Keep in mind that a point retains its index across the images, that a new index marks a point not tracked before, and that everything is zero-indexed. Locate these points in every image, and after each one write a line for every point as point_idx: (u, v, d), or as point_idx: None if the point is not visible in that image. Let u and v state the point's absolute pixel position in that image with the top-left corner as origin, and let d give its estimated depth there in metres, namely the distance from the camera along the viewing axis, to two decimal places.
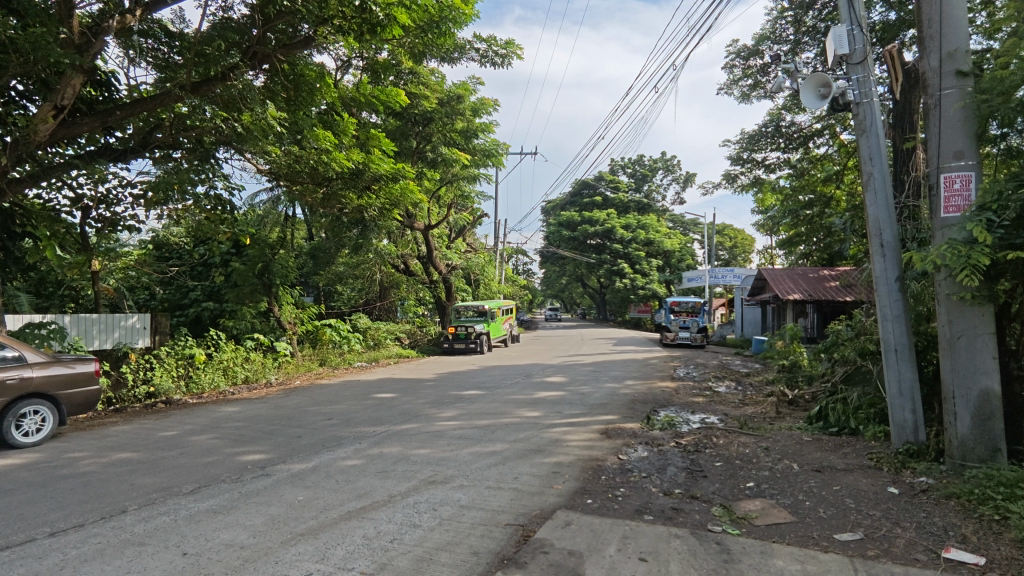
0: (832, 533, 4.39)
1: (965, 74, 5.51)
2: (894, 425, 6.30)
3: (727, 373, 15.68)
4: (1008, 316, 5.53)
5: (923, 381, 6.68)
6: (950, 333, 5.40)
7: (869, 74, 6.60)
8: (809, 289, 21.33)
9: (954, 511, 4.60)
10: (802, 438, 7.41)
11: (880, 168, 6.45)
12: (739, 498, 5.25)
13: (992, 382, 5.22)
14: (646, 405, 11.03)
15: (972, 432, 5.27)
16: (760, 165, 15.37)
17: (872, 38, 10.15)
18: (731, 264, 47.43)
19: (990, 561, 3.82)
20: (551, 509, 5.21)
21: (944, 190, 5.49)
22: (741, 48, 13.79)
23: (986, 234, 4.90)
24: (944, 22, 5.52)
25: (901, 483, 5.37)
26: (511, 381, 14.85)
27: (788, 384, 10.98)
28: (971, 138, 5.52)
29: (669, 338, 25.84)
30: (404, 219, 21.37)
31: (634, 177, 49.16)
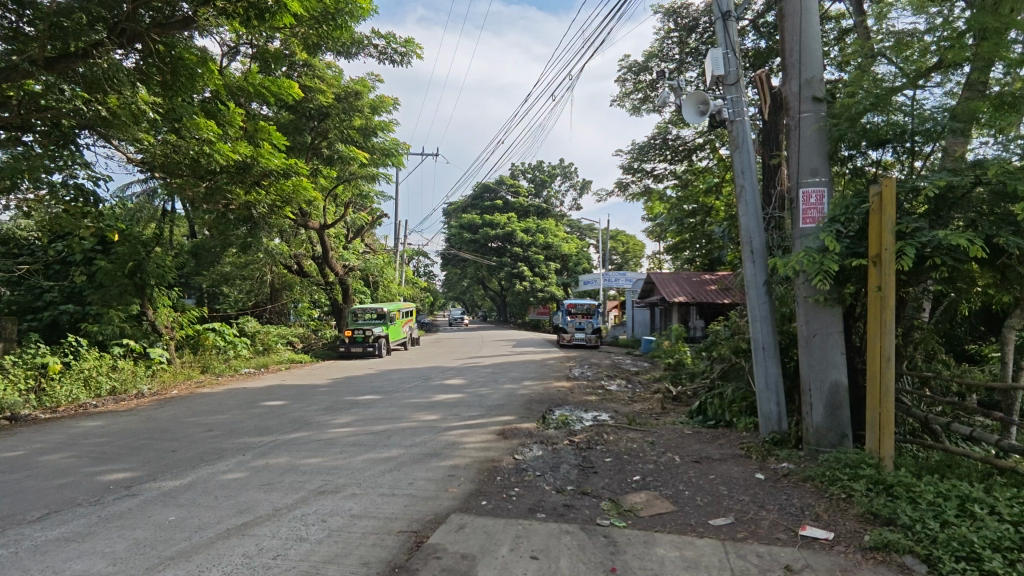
0: (707, 519, 4.72)
1: (820, 100, 6.19)
2: (762, 417, 6.90)
3: (618, 372, 16.45)
4: (853, 316, 6.25)
5: (786, 376, 7.37)
6: (807, 332, 6.01)
7: (741, 95, 7.21)
8: (691, 292, 22.91)
9: (809, 492, 5.11)
10: (684, 432, 7.91)
11: (751, 182, 7.04)
12: (626, 491, 5.49)
13: (840, 375, 5.89)
14: (543, 405, 11.27)
15: (825, 420, 5.90)
16: (649, 175, 16.27)
17: (745, 63, 11.07)
18: (624, 268, 49.91)
19: (838, 535, 4.27)
20: (445, 513, 5.16)
21: (803, 204, 6.14)
22: (632, 63, 14.54)
23: (836, 243, 5.49)
24: (802, 52, 6.17)
25: (766, 469, 5.89)
26: (409, 384, 14.59)
27: (672, 381, 11.69)
28: (825, 157, 6.18)
29: (566, 339, 26.65)
30: (298, 217, 20.33)
31: (534, 182, 50.21)
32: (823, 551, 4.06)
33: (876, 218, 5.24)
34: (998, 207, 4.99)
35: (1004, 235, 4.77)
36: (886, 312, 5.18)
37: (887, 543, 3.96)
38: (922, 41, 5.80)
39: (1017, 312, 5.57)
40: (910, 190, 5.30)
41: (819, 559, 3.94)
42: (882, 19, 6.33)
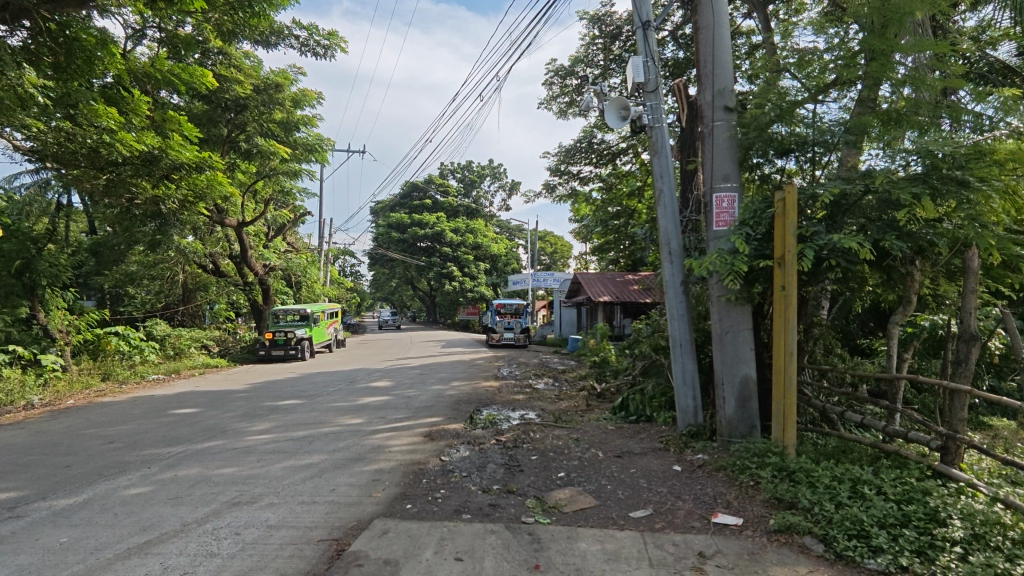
0: (628, 512, 4.88)
1: (731, 110, 6.59)
2: (680, 411, 7.22)
3: (546, 371, 16.70)
4: (762, 314, 6.66)
5: (702, 371, 7.74)
6: (720, 329, 6.35)
7: (660, 102, 7.49)
8: (615, 292, 23.62)
9: (721, 481, 5.39)
10: (607, 428, 8.13)
11: (668, 186, 7.34)
12: (551, 488, 5.58)
13: (749, 369, 6.26)
14: (471, 405, 11.24)
15: (736, 412, 6.25)
16: (575, 178, 16.62)
17: (665, 72, 11.53)
18: (552, 269, 50.71)
19: (746, 521, 4.53)
20: (368, 519, 5.04)
21: (716, 207, 6.50)
22: (558, 67, 14.79)
23: (745, 245, 5.83)
24: (715, 64, 6.54)
25: (683, 461, 6.16)
26: (333, 387, 14.14)
27: (597, 378, 11.99)
28: (735, 164, 6.58)
29: (495, 339, 26.76)
30: (213, 214, 19.22)
31: (463, 182, 49.85)
32: (733, 536, 4.29)
33: (780, 222, 5.61)
34: (885, 213, 5.45)
35: (888, 239, 5.22)
36: (789, 309, 5.56)
37: (789, 525, 4.24)
38: (822, 60, 6.18)
39: (900, 309, 6.12)
40: (809, 196, 5.71)
41: (729, 544, 4.16)
42: (787, 36, 6.77)
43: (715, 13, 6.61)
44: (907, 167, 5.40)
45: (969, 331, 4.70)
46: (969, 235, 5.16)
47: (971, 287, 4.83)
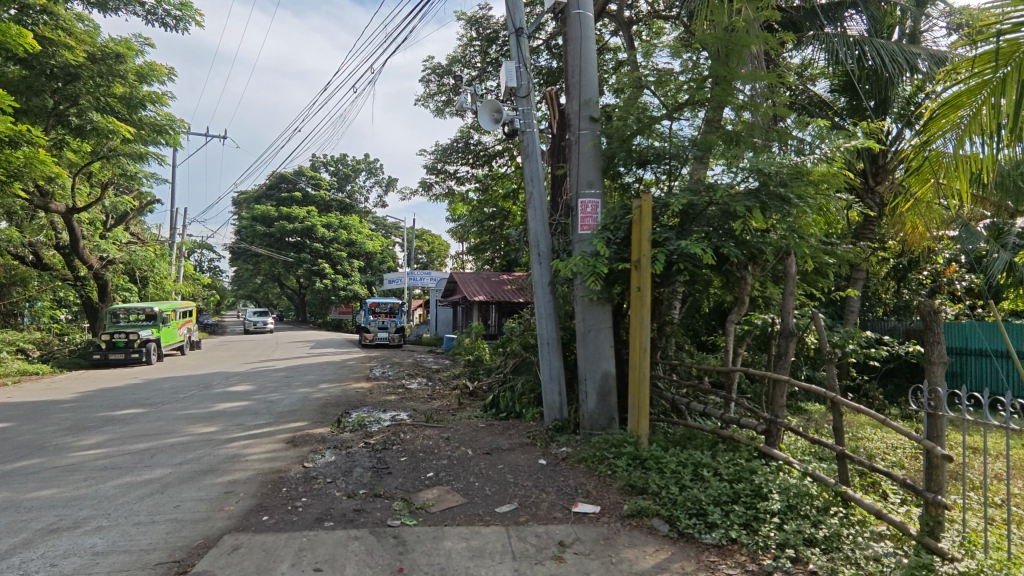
0: (493, 507, 4.97)
1: (596, 120, 7.00)
2: (546, 406, 7.50)
3: (419, 370, 16.53)
4: (621, 313, 7.11)
5: (567, 368, 8.11)
6: (583, 328, 6.71)
7: (531, 108, 7.74)
8: (490, 291, 23.96)
9: (582, 471, 5.68)
10: (477, 426, 8.23)
11: (538, 189, 7.58)
12: (419, 489, 5.52)
13: (608, 365, 6.68)
14: (339, 408, 10.79)
15: (597, 406, 6.64)
16: (451, 177, 16.62)
17: (539, 79, 11.91)
18: (429, 267, 50.37)
19: (603, 508, 4.81)
20: (217, 536, 4.64)
21: (581, 212, 6.85)
22: (436, 65, 14.71)
23: (605, 248, 6.21)
24: (582, 75, 6.93)
25: (548, 454, 6.42)
26: (184, 394, 12.87)
27: (470, 377, 12.11)
28: (599, 172, 7.00)
29: (368, 339, 25.98)
30: (34, 197, 16.62)
31: (336, 176, 47.67)
32: (591, 524, 4.54)
33: (636, 228, 6.04)
34: (726, 223, 6.08)
35: (727, 246, 5.83)
36: (643, 309, 6.00)
37: (640, 509, 4.57)
38: (677, 81, 6.72)
39: (735, 309, 6.85)
40: (662, 205, 6.21)
41: (586, 532, 4.39)
42: (648, 57, 7.27)
43: (582, 27, 7.00)
44: (744, 183, 6.07)
45: (788, 328, 5.38)
46: (789, 245, 5.92)
47: (791, 290, 5.54)
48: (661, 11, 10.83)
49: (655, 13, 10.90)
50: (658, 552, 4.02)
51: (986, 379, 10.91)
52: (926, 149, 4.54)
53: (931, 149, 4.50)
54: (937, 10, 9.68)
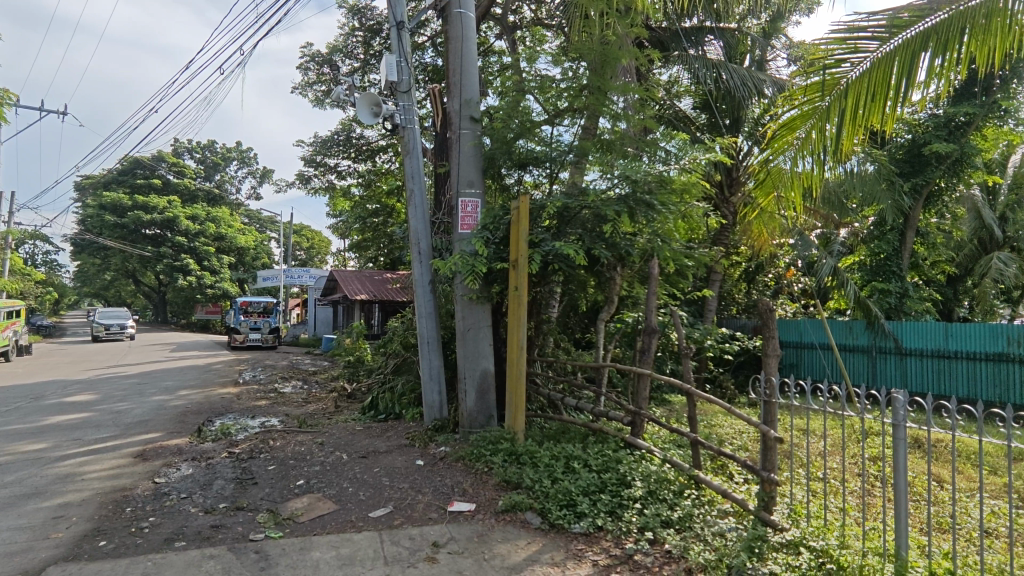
0: (367, 512, 4.84)
1: (477, 120, 7.07)
2: (426, 406, 7.42)
3: (295, 373, 15.62)
4: (500, 311, 7.23)
5: (448, 367, 8.09)
6: (463, 327, 6.75)
7: (412, 104, 7.64)
8: (373, 290, 23.22)
9: (460, 469, 5.70)
10: (354, 429, 7.96)
11: (419, 187, 7.49)
12: (287, 499, 5.22)
13: (487, 363, 6.77)
14: (200, 416, 9.90)
15: (476, 404, 6.71)
16: (331, 171, 15.89)
17: (424, 76, 11.74)
18: (308, 265, 47.83)
19: (478, 505, 4.86)
20: (39, 568, 4.05)
21: (461, 211, 6.87)
22: (315, 52, 14.00)
23: (484, 247, 6.27)
24: (463, 74, 6.98)
25: (426, 455, 6.35)
26: (7, 407, 11.11)
27: (349, 379, 11.66)
28: (480, 171, 7.07)
29: (238, 340, 24.11)
30: None
31: (203, 163, 43.72)
32: (466, 522, 4.56)
33: (514, 229, 6.18)
34: (597, 226, 6.38)
35: (598, 248, 6.14)
36: (520, 308, 6.14)
37: (514, 504, 4.67)
38: (557, 88, 6.89)
39: (606, 308, 7.25)
40: (539, 207, 6.41)
41: (461, 530, 4.41)
42: (530, 62, 7.42)
43: (464, 27, 7.05)
44: (614, 189, 6.43)
45: (651, 325, 5.79)
46: (653, 248, 6.36)
47: (653, 290, 5.95)
48: (544, 19, 11.16)
49: (537, 21, 11.19)
50: (530, 544, 4.13)
51: (816, 369, 12.45)
52: (771, 165, 4.97)
53: (773, 164, 4.94)
54: (779, 42, 10.88)
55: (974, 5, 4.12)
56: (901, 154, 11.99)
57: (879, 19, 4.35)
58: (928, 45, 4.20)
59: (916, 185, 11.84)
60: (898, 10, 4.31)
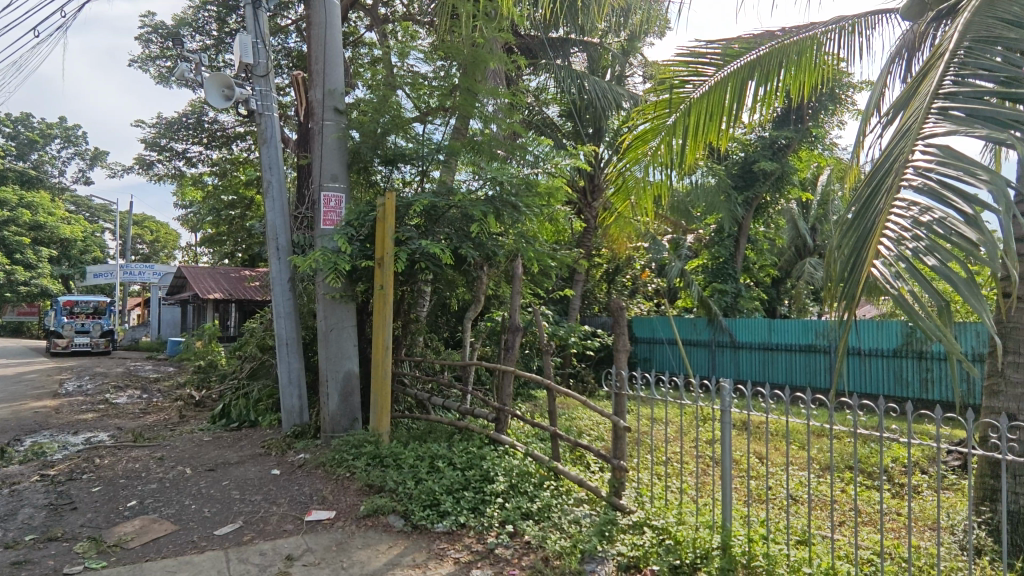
0: (212, 531, 4.44)
1: (341, 112, 6.83)
2: (285, 412, 7.00)
3: (132, 381, 13.90)
4: (366, 311, 7.02)
5: (309, 370, 7.69)
6: (325, 327, 6.49)
7: (270, 89, 7.15)
8: (228, 288, 21.35)
9: (319, 477, 5.43)
10: (201, 440, 7.28)
11: (277, 178, 7.05)
12: (115, 523, 4.63)
13: (352, 364, 6.56)
14: (4, 435, 8.43)
15: (339, 407, 6.44)
16: (178, 157, 14.38)
17: (289, 61, 11.06)
18: (152, 260, 42.80)
19: (338, 513, 4.66)
20: None
21: (324, 206, 6.62)
22: (158, 24, 12.58)
23: (347, 244, 6.04)
24: (327, 63, 6.72)
25: (283, 464, 5.98)
26: None
27: (198, 385, 10.63)
28: (344, 165, 6.84)
29: (59, 346, 20.88)
30: None
31: (15, 140, 37.40)
32: (325, 531, 4.37)
33: (380, 226, 6.03)
34: (465, 225, 6.41)
35: (464, 247, 6.18)
36: (386, 307, 6.01)
37: (376, 508, 4.54)
38: (428, 86, 6.83)
39: (474, 307, 7.32)
40: (406, 204, 6.31)
41: (318, 540, 4.21)
42: (401, 57, 7.28)
43: (328, 13, 6.78)
44: (481, 190, 6.52)
45: (515, 323, 5.94)
46: (518, 249, 6.54)
47: (518, 289, 6.13)
48: (415, 15, 11.00)
49: (408, 16, 11.01)
50: (392, 548, 4.06)
51: (666, 363, 13.64)
52: (626, 173, 5.37)
53: (629, 173, 5.35)
54: (636, 60, 11.72)
55: (789, 42, 4.70)
56: (736, 169, 13.49)
57: (715, 47, 4.83)
58: (753, 75, 4.74)
59: (748, 198, 13.42)
60: (730, 41, 4.80)
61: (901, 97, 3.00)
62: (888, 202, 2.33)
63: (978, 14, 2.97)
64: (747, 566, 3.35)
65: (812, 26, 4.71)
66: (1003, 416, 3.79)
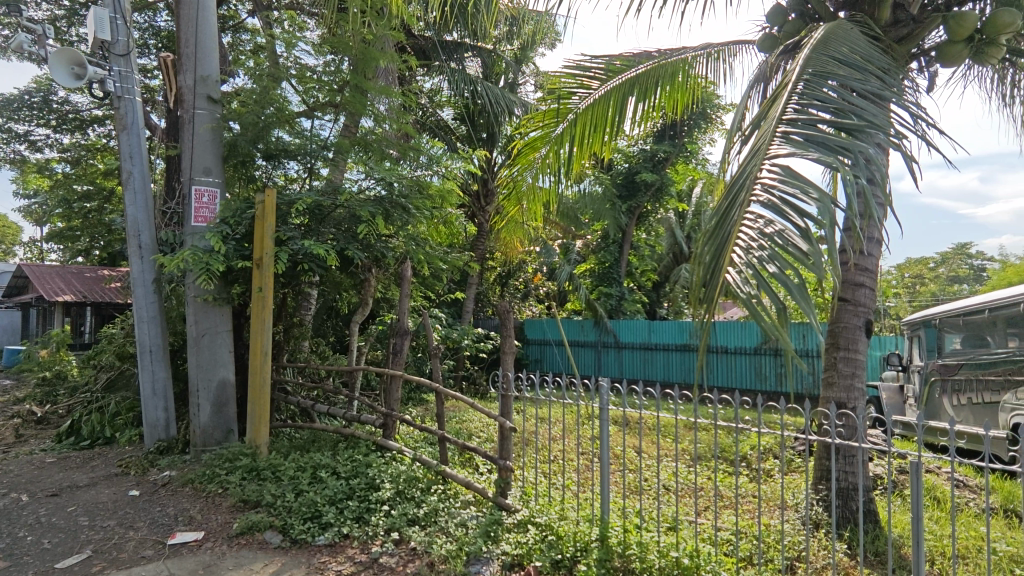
0: (53, 564, 3.94)
1: (215, 101, 6.38)
2: (148, 426, 6.38)
3: None
4: (243, 314, 6.59)
5: (177, 379, 7.06)
6: (195, 332, 6.01)
7: (131, 70, 6.47)
8: (82, 289, 19.07)
9: (187, 495, 5.00)
10: (43, 462, 6.43)
11: (140, 169, 6.42)
12: None
13: (227, 372, 6.12)
14: None
15: (211, 419, 5.99)
16: (19, 139, 12.61)
17: (158, 42, 10.12)
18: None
19: (207, 533, 4.32)
20: None
21: (194, 201, 6.16)
22: None
23: (221, 243, 5.62)
24: (199, 48, 6.26)
25: (143, 483, 5.44)
26: None
27: (41, 400, 9.38)
28: (218, 158, 6.40)
29: None
30: None
31: None
32: (190, 554, 4.02)
33: (258, 225, 5.67)
34: (352, 226, 6.20)
35: (351, 249, 5.97)
36: (265, 310, 5.66)
37: (251, 525, 4.26)
38: (316, 79, 6.52)
39: (361, 310, 7.10)
40: (289, 202, 5.99)
41: (182, 564, 3.87)
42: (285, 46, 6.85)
43: None
44: (370, 190, 6.35)
45: (403, 326, 5.84)
46: (408, 251, 6.43)
47: (406, 292, 6.03)
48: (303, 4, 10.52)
49: (296, 5, 10.50)
50: (267, 566, 3.82)
51: (555, 364, 14.10)
52: (517, 179, 5.47)
53: (519, 178, 5.45)
54: (528, 69, 11.99)
55: (665, 62, 5.02)
56: (621, 179, 14.29)
57: (599, 62, 5.08)
58: (633, 91, 5.04)
59: (631, 206, 14.33)
60: (612, 58, 5.06)
61: (757, 117, 3.31)
62: (741, 213, 2.58)
63: (816, 51, 3.36)
64: (622, 555, 3.54)
65: (682, 50, 5.06)
66: (834, 405, 4.32)
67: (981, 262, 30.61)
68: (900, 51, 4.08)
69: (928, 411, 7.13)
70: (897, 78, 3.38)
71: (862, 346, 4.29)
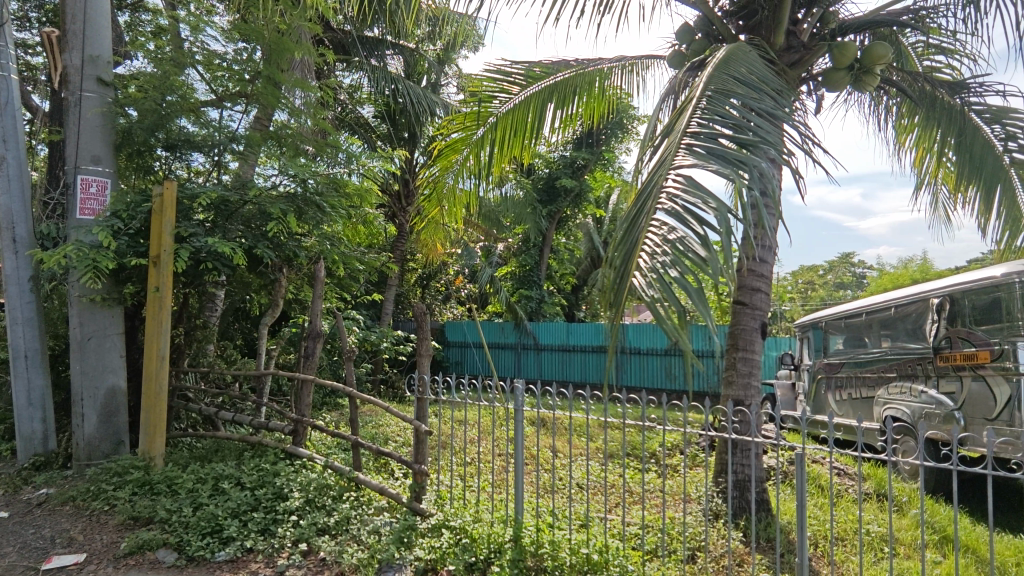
0: None
1: (106, 84, 5.90)
2: (22, 439, 5.77)
3: None
4: (137, 316, 6.10)
5: (58, 387, 6.42)
6: (80, 335, 5.50)
7: (5, 45, 5.84)
8: None
9: (67, 515, 4.56)
10: None
11: (15, 155, 5.82)
12: None
13: (117, 379, 5.64)
14: None
15: (98, 429, 5.50)
16: None
17: (42, 16, 9.18)
18: None
19: (90, 555, 3.96)
20: None
21: (80, 192, 5.68)
22: None
23: (111, 239, 5.19)
24: (88, 26, 5.78)
25: (15, 503, 4.91)
26: None
27: None
28: (109, 146, 5.93)
29: None
30: None
31: None
32: None
33: (155, 220, 5.27)
34: (261, 224, 5.88)
35: (260, 247, 5.67)
36: (161, 312, 5.28)
37: (141, 544, 3.94)
38: (225, 67, 6.14)
39: (271, 311, 6.75)
40: (191, 197, 5.61)
41: None
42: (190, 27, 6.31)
43: None
44: (282, 186, 6.05)
45: (316, 329, 5.60)
46: (322, 250, 6.19)
47: (319, 293, 5.79)
48: None
49: None
50: None
51: (475, 366, 14.13)
52: (438, 180, 5.39)
53: (439, 179, 5.38)
54: (450, 70, 11.93)
55: (582, 72, 5.16)
56: (541, 184, 14.61)
57: (519, 68, 5.16)
58: (552, 98, 5.15)
59: (551, 211, 14.57)
60: (532, 65, 5.15)
61: (666, 128, 3.47)
62: (647, 221, 2.70)
63: (718, 70, 3.57)
64: (535, 554, 3.58)
65: (599, 61, 5.23)
66: (733, 402, 4.61)
67: (862, 269, 33.70)
68: (792, 74, 4.43)
69: (817, 406, 7.74)
70: (788, 100, 3.66)
71: (758, 347, 4.59)
